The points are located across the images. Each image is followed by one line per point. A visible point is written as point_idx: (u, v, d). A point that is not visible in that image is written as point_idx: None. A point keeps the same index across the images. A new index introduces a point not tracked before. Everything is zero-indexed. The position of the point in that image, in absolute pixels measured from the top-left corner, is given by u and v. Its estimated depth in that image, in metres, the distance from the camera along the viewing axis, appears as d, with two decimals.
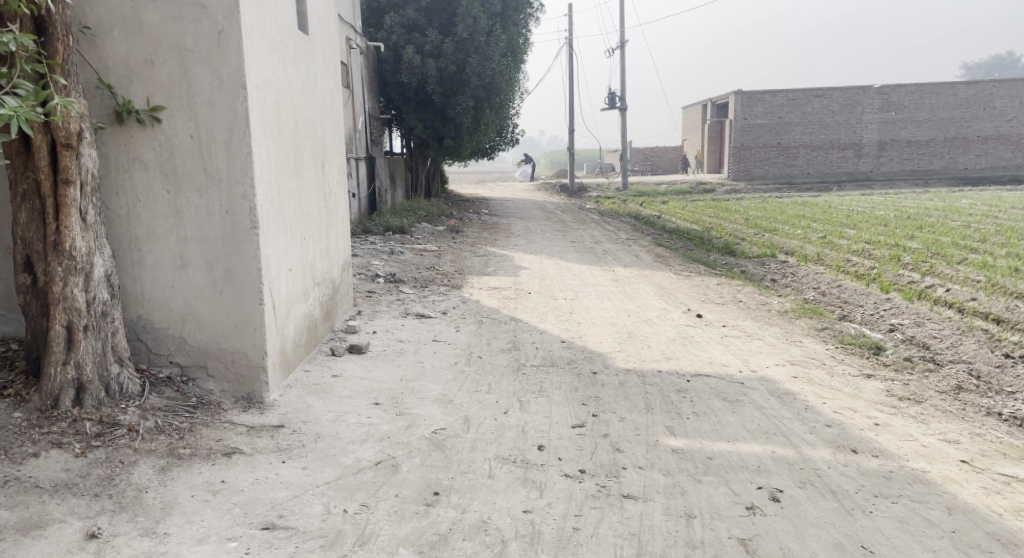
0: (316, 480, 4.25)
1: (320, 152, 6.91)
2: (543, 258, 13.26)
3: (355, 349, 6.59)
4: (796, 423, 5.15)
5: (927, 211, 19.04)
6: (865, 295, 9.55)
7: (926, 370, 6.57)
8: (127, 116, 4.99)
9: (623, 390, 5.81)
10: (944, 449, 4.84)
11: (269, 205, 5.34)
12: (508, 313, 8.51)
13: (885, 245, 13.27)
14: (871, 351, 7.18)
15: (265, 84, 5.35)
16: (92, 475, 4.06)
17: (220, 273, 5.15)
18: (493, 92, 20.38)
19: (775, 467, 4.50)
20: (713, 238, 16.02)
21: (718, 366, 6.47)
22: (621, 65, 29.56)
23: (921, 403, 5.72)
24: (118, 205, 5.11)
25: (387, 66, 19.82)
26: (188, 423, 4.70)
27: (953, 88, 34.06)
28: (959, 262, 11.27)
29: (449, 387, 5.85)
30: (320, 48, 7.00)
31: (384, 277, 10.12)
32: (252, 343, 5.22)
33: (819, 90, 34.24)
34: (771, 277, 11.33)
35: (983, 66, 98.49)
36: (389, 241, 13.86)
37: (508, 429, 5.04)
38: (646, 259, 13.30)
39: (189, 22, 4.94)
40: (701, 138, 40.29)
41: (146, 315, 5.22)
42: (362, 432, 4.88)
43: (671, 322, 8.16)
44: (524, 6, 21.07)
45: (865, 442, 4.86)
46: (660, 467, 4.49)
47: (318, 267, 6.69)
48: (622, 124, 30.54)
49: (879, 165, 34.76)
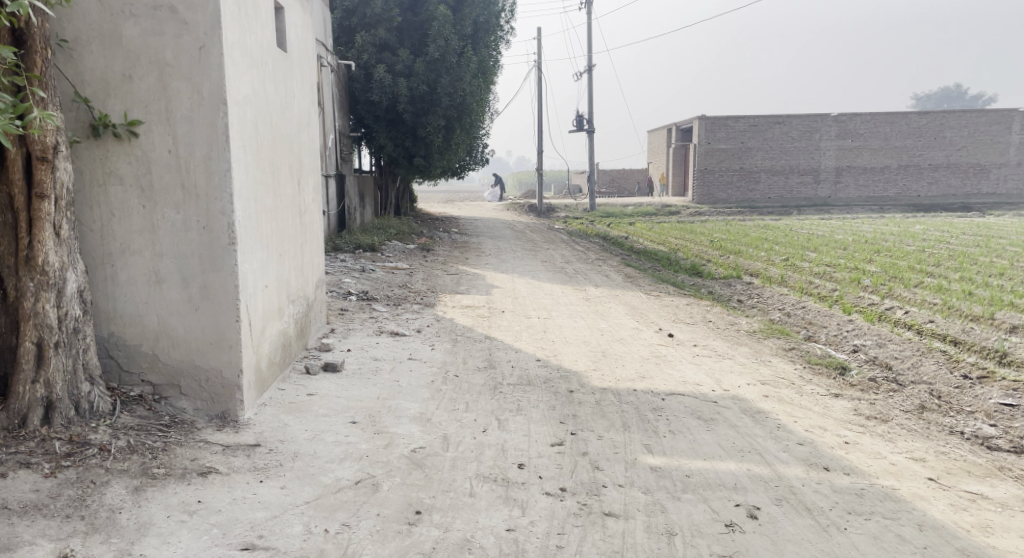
0: (295, 499, 4.20)
1: (297, 168, 6.88)
2: (514, 277, 13.31)
3: (330, 366, 6.53)
4: (770, 441, 5.22)
5: (882, 237, 19.56)
6: (829, 316, 9.75)
7: (891, 390, 6.72)
8: (103, 130, 4.94)
9: (600, 409, 5.84)
10: (912, 467, 4.94)
11: (247, 221, 5.30)
12: (482, 332, 8.51)
13: (846, 268, 13.58)
14: (837, 371, 7.32)
15: (244, 100, 5.33)
16: (63, 496, 3.96)
17: (196, 289, 5.09)
18: (464, 112, 20.51)
19: (752, 484, 4.56)
20: (679, 259, 16.23)
21: (691, 385, 6.54)
22: (589, 89, 29.97)
23: (888, 421, 5.84)
24: (92, 219, 5.03)
25: (358, 84, 19.70)
26: (162, 442, 4.62)
27: (907, 117, 35.12)
28: (916, 285, 11.57)
29: (427, 405, 5.83)
30: (298, 66, 7.00)
31: (356, 294, 10.07)
32: (227, 361, 5.15)
33: (781, 116, 35.01)
34: (737, 298, 11.50)
35: (934, 97, 102.00)
36: (360, 259, 13.80)
37: (487, 447, 5.04)
38: (615, 279, 13.43)
39: (170, 37, 4.91)
40: (666, 161, 40.88)
41: (118, 332, 5.13)
42: (341, 451, 4.84)
43: (644, 341, 8.24)
44: (494, 28, 21.29)
45: (837, 460, 4.95)
46: (639, 485, 4.52)
47: (293, 285, 6.64)
48: (590, 146, 30.89)
49: (837, 191, 35.62)
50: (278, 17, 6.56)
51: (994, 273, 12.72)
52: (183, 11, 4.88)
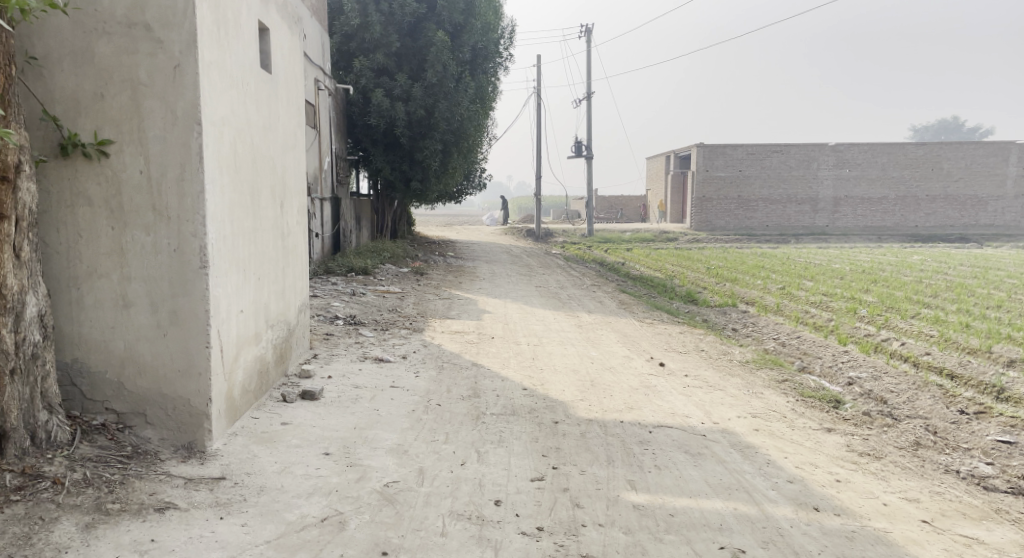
0: (256, 538, 3.99)
1: (279, 191, 6.73)
2: (507, 302, 13.14)
3: (307, 395, 6.32)
4: (758, 478, 5.01)
5: (880, 266, 19.40)
6: (824, 347, 9.55)
7: (885, 425, 6.50)
8: (72, 150, 4.79)
9: (585, 441, 5.63)
10: (906, 508, 4.73)
11: (221, 244, 5.14)
12: (469, 359, 8.31)
13: (842, 298, 13.41)
14: (831, 404, 7.10)
15: (221, 121, 5.18)
16: (7, 533, 3.75)
17: (164, 314, 4.91)
18: (461, 137, 20.44)
19: (738, 525, 4.34)
20: (675, 286, 16.05)
21: (680, 417, 6.32)
22: (588, 115, 29.99)
23: (881, 458, 5.63)
24: (58, 241, 4.86)
25: (355, 108, 19.70)
26: (121, 475, 4.41)
27: (904, 148, 35.14)
28: (913, 317, 11.37)
29: (404, 436, 5.63)
30: (283, 88, 6.87)
31: (344, 318, 9.88)
32: (196, 389, 4.95)
33: (779, 144, 35.04)
34: (732, 327, 11.31)
35: (930, 128, 102.80)
36: (352, 282, 13.64)
37: (464, 482, 4.82)
38: (609, 305, 13.25)
39: (144, 56, 4.78)
40: (664, 188, 40.89)
41: (82, 358, 4.94)
42: (310, 485, 4.63)
43: (634, 370, 8.04)
44: (493, 54, 21.29)
45: (828, 499, 4.74)
46: (620, 525, 4.30)
47: (272, 309, 6.45)
48: (588, 172, 30.87)
49: (835, 220, 35.56)
50: (263, 37, 6.44)
51: (991, 305, 12.53)
52: (158, 29, 4.75)
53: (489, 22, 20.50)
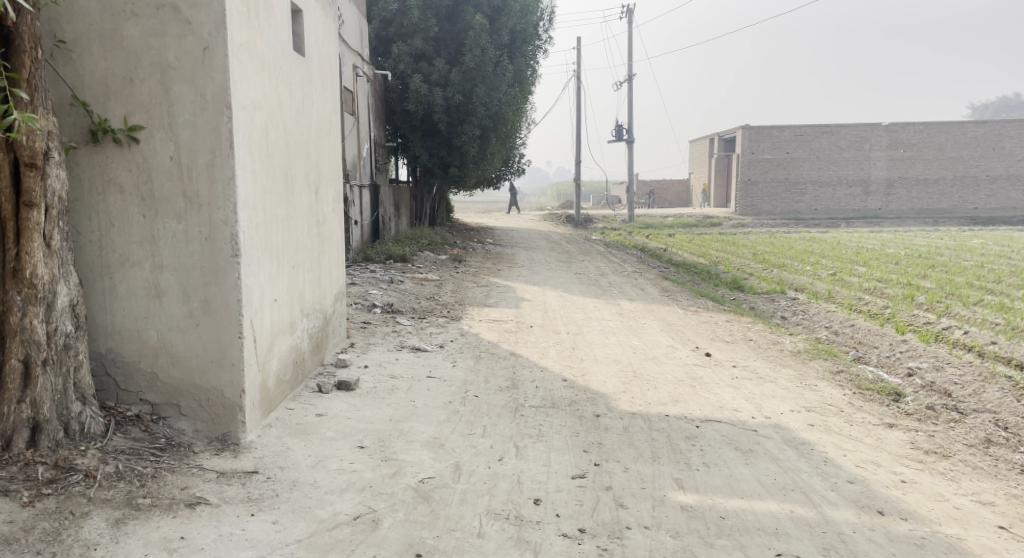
0: (286, 537, 3.86)
1: (314, 176, 6.59)
2: (546, 290, 12.90)
3: (343, 385, 6.19)
4: (816, 478, 4.72)
5: (938, 250, 18.69)
6: (880, 336, 9.14)
7: (951, 421, 6.12)
8: (102, 136, 4.68)
9: (628, 437, 5.39)
10: (980, 512, 4.41)
11: (253, 232, 5.00)
12: (508, 348, 8.11)
13: (897, 284, 12.88)
14: (891, 398, 6.72)
15: (251, 105, 5.02)
16: (37, 529, 3.68)
17: (197, 303, 4.80)
18: (499, 122, 20.17)
19: (795, 530, 4.07)
20: (720, 272, 15.63)
21: (729, 411, 6.03)
22: (631, 98, 29.47)
23: (949, 457, 5.28)
24: (90, 229, 4.78)
25: (394, 94, 19.58)
26: (153, 468, 4.32)
27: (962, 127, 33.88)
28: (976, 303, 10.84)
29: (441, 429, 5.45)
30: (317, 72, 6.71)
31: (382, 307, 9.74)
32: (229, 380, 4.84)
33: (828, 126, 34.09)
34: (781, 315, 10.93)
35: (989, 107, 99.07)
36: (390, 269, 13.54)
37: (503, 479, 4.63)
38: (652, 293, 12.93)
39: (172, 38, 4.64)
40: (707, 171, 40.09)
41: (115, 348, 4.86)
42: (343, 481, 4.49)
43: (679, 361, 7.76)
44: (532, 37, 20.97)
45: (892, 502, 4.43)
46: (667, 528, 4.07)
47: (308, 298, 6.32)
48: (630, 157, 30.38)
49: (887, 203, 34.47)
50: (296, 20, 6.27)
51: None
52: (186, 10, 4.60)
53: (529, 4, 20.14)
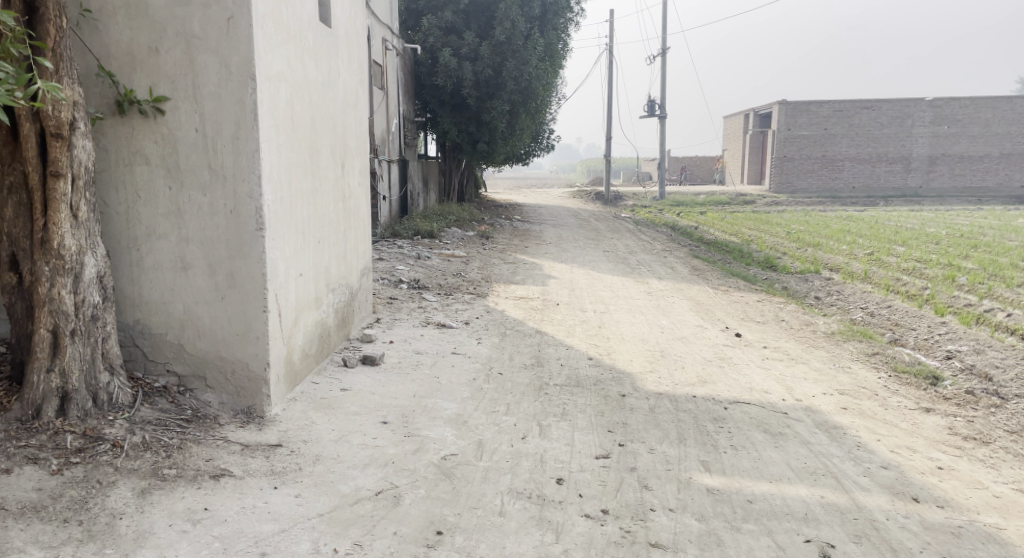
0: (308, 511, 3.86)
1: (340, 150, 6.54)
2: (573, 267, 12.78)
3: (368, 359, 6.17)
4: (848, 463, 4.61)
5: (982, 229, 18.22)
6: (918, 318, 8.93)
7: (991, 406, 5.94)
8: (128, 107, 4.66)
9: (654, 417, 5.30)
10: (1020, 501, 4.27)
11: (278, 206, 4.97)
12: (534, 326, 8.05)
13: (938, 264, 12.56)
14: (928, 381, 6.55)
15: (277, 77, 4.97)
16: (65, 497, 3.71)
17: (222, 277, 4.79)
18: (530, 97, 19.81)
19: (825, 515, 3.98)
20: (753, 250, 15.39)
21: (758, 393, 5.92)
22: (664, 73, 28.98)
23: (989, 443, 5.13)
24: (117, 200, 4.78)
25: (424, 68, 19.45)
26: (178, 440, 4.33)
27: (1010, 102, 32.82)
28: (1020, 284, 10.53)
29: (465, 406, 5.41)
30: (344, 44, 6.63)
31: (408, 282, 9.72)
32: (254, 353, 4.84)
33: (868, 101, 33.26)
34: (815, 295, 10.72)
35: None
36: (418, 245, 13.52)
37: (525, 457, 4.59)
38: (681, 271, 12.77)
39: (197, 8, 4.58)
40: (741, 148, 39.46)
41: (143, 319, 4.88)
42: (366, 456, 4.48)
43: (707, 341, 7.64)
44: (563, 10, 20.65)
45: (928, 489, 4.31)
46: (693, 511, 4.00)
47: (333, 273, 6.30)
48: (661, 133, 29.96)
49: (928, 181, 33.66)
50: None
51: None
52: None
53: None
